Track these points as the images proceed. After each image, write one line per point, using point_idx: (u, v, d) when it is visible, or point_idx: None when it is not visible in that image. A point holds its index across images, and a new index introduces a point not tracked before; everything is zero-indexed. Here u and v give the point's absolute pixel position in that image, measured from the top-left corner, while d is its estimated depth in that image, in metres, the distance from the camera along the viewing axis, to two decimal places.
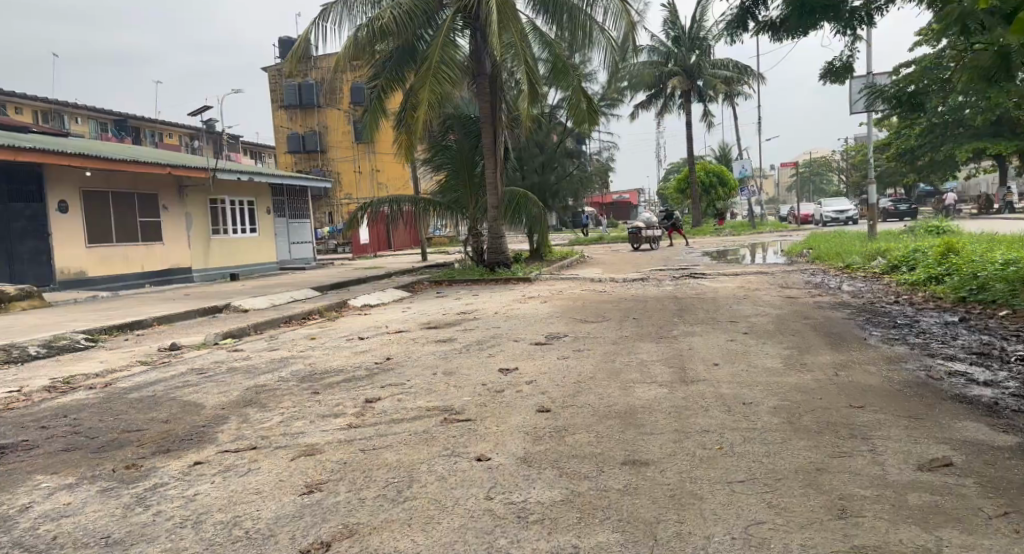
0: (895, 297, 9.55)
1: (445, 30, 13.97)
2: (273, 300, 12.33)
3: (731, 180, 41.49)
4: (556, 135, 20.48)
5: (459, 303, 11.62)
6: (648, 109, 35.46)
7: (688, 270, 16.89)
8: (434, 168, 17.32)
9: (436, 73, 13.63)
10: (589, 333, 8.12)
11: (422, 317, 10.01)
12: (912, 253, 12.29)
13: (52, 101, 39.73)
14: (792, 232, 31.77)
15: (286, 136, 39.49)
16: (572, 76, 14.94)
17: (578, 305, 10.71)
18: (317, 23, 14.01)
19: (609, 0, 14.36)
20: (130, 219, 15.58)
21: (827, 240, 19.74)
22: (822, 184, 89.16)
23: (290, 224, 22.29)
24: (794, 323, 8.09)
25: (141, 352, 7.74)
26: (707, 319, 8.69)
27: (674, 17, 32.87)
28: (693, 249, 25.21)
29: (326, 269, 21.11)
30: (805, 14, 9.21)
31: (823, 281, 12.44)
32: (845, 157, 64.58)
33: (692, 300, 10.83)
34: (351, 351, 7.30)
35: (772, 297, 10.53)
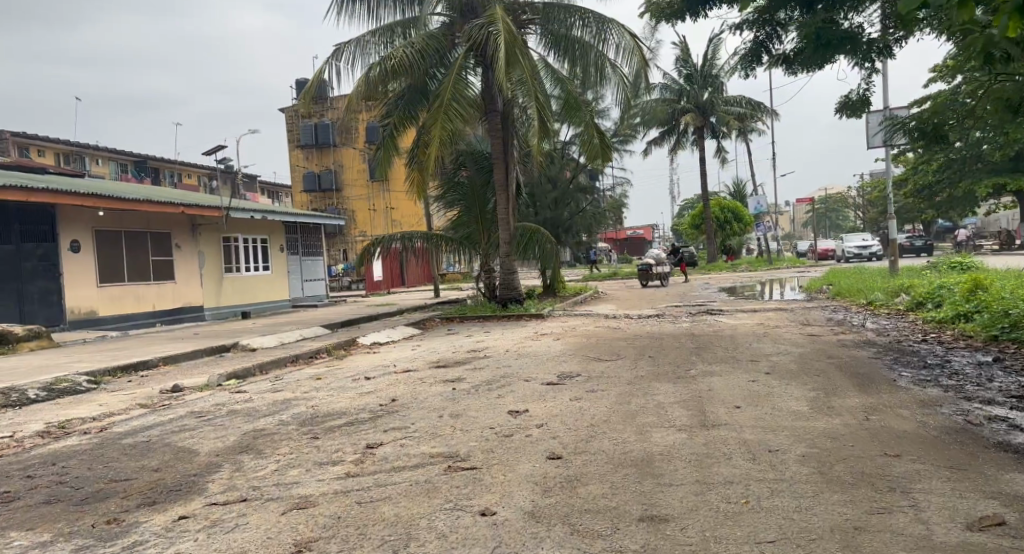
0: (922, 335, 9.19)
1: (457, 68, 13.99)
2: (282, 339, 12.15)
3: (746, 216, 41.24)
4: (569, 171, 20.42)
5: (470, 341, 11.37)
6: (662, 145, 35.48)
7: (705, 306, 16.56)
8: (446, 204, 17.24)
9: (447, 110, 13.62)
10: (603, 372, 7.83)
11: (432, 355, 9.76)
12: (937, 289, 11.93)
13: (74, 143, 40.48)
14: (810, 268, 31.35)
15: (302, 175, 39.86)
16: (584, 112, 14.85)
17: (593, 342, 10.42)
18: (330, 63, 14.09)
19: (621, 37, 14.32)
20: (142, 258, 15.56)
21: (847, 276, 19.35)
22: (837, 220, 88.66)
23: (303, 262, 22.25)
24: (817, 362, 7.76)
25: (143, 394, 7.54)
26: (726, 359, 8.38)
27: (686, 55, 33.08)
28: (709, 286, 24.86)
29: (338, 307, 20.97)
30: (822, 47, 9.04)
31: (845, 318, 12.08)
32: (862, 193, 64.19)
33: (710, 338, 10.51)
34: (356, 392, 7.06)
35: (793, 335, 10.18)
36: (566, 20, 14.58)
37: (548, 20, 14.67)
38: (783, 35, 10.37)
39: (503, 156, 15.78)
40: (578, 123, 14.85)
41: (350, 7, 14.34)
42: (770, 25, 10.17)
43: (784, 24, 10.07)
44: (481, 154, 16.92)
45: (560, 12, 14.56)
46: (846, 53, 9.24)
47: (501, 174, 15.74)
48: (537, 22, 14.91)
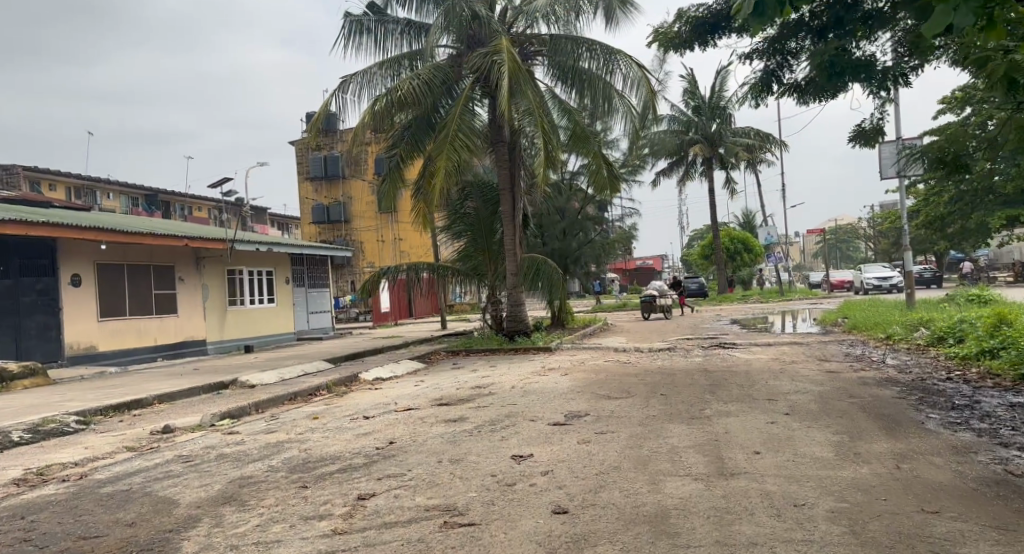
0: (946, 373, 8.79)
1: (463, 99, 13.89)
2: (283, 375, 11.85)
3: (757, 246, 40.90)
4: (577, 201, 20.23)
5: (475, 376, 11.03)
6: (670, 176, 35.34)
7: (717, 339, 16.16)
8: (453, 235, 17.02)
9: (453, 141, 13.46)
10: (612, 412, 7.47)
11: (435, 392, 9.42)
12: (958, 323, 11.53)
13: (86, 177, 40.82)
14: (823, 300, 30.88)
15: (310, 207, 39.91)
16: (592, 143, 14.65)
17: (603, 378, 10.06)
18: (336, 95, 13.98)
19: (630, 68, 14.16)
20: (145, 292, 15.37)
21: (863, 309, 18.91)
22: (849, 250, 88.08)
23: (309, 294, 22.04)
24: (838, 402, 7.37)
25: (132, 435, 7.25)
26: (742, 397, 7.99)
27: (694, 87, 33.11)
28: (721, 318, 24.45)
29: (344, 340, 20.69)
30: (835, 75, 8.76)
31: (863, 353, 11.68)
32: (873, 224, 63.76)
33: (724, 374, 10.13)
34: (353, 433, 6.73)
35: (811, 372, 9.79)
36: (573, 51, 14.46)
37: (555, 50, 14.56)
38: (794, 64, 10.14)
39: (510, 187, 15.60)
40: (586, 153, 14.64)
41: (356, 40, 14.29)
42: (780, 54, 9.95)
43: (795, 52, 9.85)
44: (488, 184, 16.75)
45: (567, 43, 14.46)
46: (859, 81, 8.99)
47: (508, 204, 15.55)
48: (544, 53, 14.81)
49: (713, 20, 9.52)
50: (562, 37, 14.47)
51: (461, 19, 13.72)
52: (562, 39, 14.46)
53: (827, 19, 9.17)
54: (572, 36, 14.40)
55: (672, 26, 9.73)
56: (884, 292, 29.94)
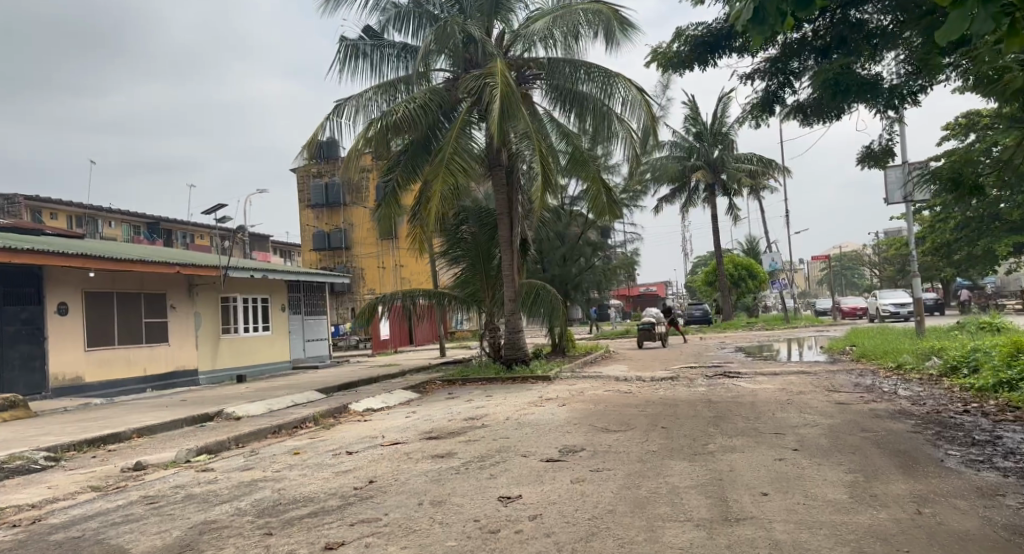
0: (964, 405, 8.36)
1: (460, 123, 13.70)
2: (271, 405, 11.45)
3: (761, 273, 40.50)
4: (577, 226, 19.97)
5: (470, 407, 10.60)
6: (673, 202, 35.12)
7: (722, 368, 15.72)
8: (450, 261, 16.70)
9: (448, 164, 13.27)
10: (610, 446, 7.05)
11: (426, 424, 9.02)
12: (972, 352, 11.08)
13: (87, 206, 40.79)
14: (830, 327, 30.38)
15: (311, 234, 39.75)
16: (591, 166, 14.38)
17: (602, 409, 9.64)
18: (330, 119, 13.76)
19: (629, 90, 13.93)
20: (134, 321, 15.04)
21: (871, 336, 18.46)
22: (854, 278, 87.59)
23: (305, 321, 21.70)
24: (850, 437, 6.95)
25: (101, 473, 6.86)
26: (747, 431, 7.58)
27: (695, 113, 33.03)
28: (726, 345, 23.98)
29: (340, 368, 20.27)
30: (840, 94, 8.45)
31: (873, 383, 11.24)
32: (878, 250, 63.36)
33: (729, 404, 9.71)
34: (333, 471, 6.33)
35: (819, 403, 9.34)
36: (572, 74, 14.29)
37: (553, 74, 14.40)
38: (797, 84, 9.85)
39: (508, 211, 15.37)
40: (585, 177, 14.39)
41: (352, 65, 14.15)
42: (783, 74, 9.66)
43: (798, 73, 9.57)
44: (486, 209, 16.53)
45: (565, 66, 14.29)
46: (865, 101, 8.71)
47: (505, 229, 15.33)
48: (542, 77, 14.65)
49: (714, 39, 9.29)
50: (560, 61, 14.31)
51: (458, 42, 13.61)
52: (560, 63, 14.30)
53: (830, 38, 8.91)
54: (570, 60, 14.25)
55: (670, 46, 9.48)
56: (895, 319, 29.32)
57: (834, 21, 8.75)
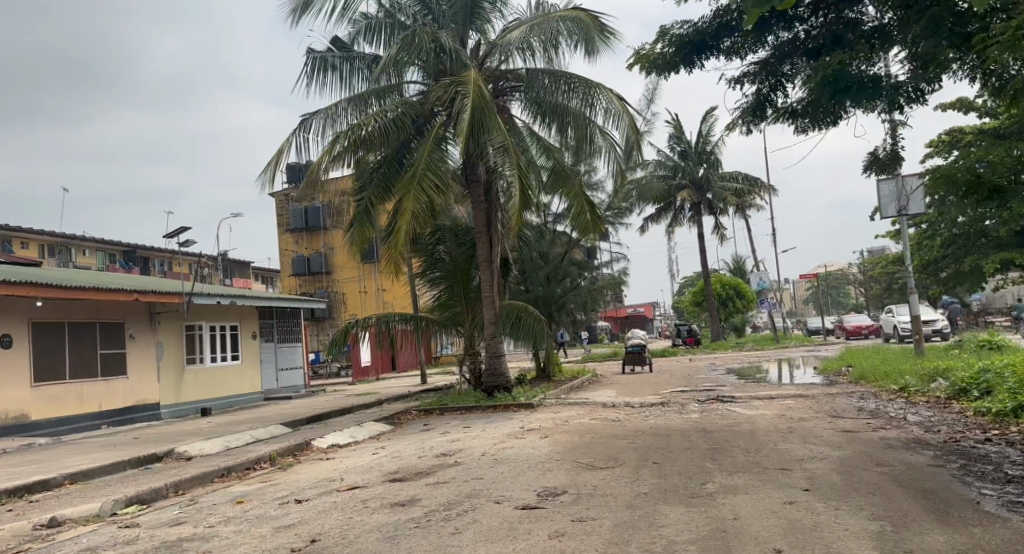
0: (983, 432, 7.63)
1: (432, 137, 13.04)
2: (228, 443, 10.51)
3: (750, 293, 39.95)
4: (561, 246, 19.26)
5: (445, 440, 9.74)
6: (659, 221, 34.58)
7: (715, 391, 14.93)
8: (428, 283, 15.92)
9: (421, 180, 12.58)
10: (597, 487, 6.22)
11: (393, 462, 8.15)
12: (982, 373, 10.37)
13: (60, 235, 39.66)
14: (822, 347, 29.73)
15: (291, 259, 38.85)
16: (573, 181, 13.72)
17: (587, 442, 8.81)
18: (296, 134, 13.00)
19: (610, 102, 13.31)
20: (88, 353, 14.08)
21: (867, 356, 17.79)
22: (840, 297, 87.57)
23: (279, 349, 20.73)
24: (865, 473, 6.18)
25: (8, 531, 5.95)
26: (749, 466, 6.79)
27: (679, 132, 32.59)
28: (717, 367, 23.22)
29: (314, 398, 19.28)
30: (839, 93, 7.76)
31: (877, 407, 10.50)
32: (865, 269, 63.13)
33: (725, 433, 8.94)
34: (275, 525, 5.47)
35: (824, 432, 8.58)
36: (553, 86, 13.67)
37: (532, 85, 13.78)
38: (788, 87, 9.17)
39: (486, 229, 14.68)
40: (567, 193, 13.70)
41: (320, 79, 13.45)
42: (774, 77, 8.87)
43: (789, 76, 8.80)
44: (463, 227, 15.78)
45: (545, 77, 13.67)
46: (864, 103, 8.01)
47: (483, 248, 14.63)
48: (520, 89, 14.03)
49: (699, 39, 8.67)
50: (540, 71, 13.68)
51: (430, 52, 12.96)
52: (540, 74, 13.69)
53: (823, 38, 8.20)
54: (549, 70, 13.63)
55: (653, 47, 8.81)
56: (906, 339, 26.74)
57: (828, 20, 8.08)
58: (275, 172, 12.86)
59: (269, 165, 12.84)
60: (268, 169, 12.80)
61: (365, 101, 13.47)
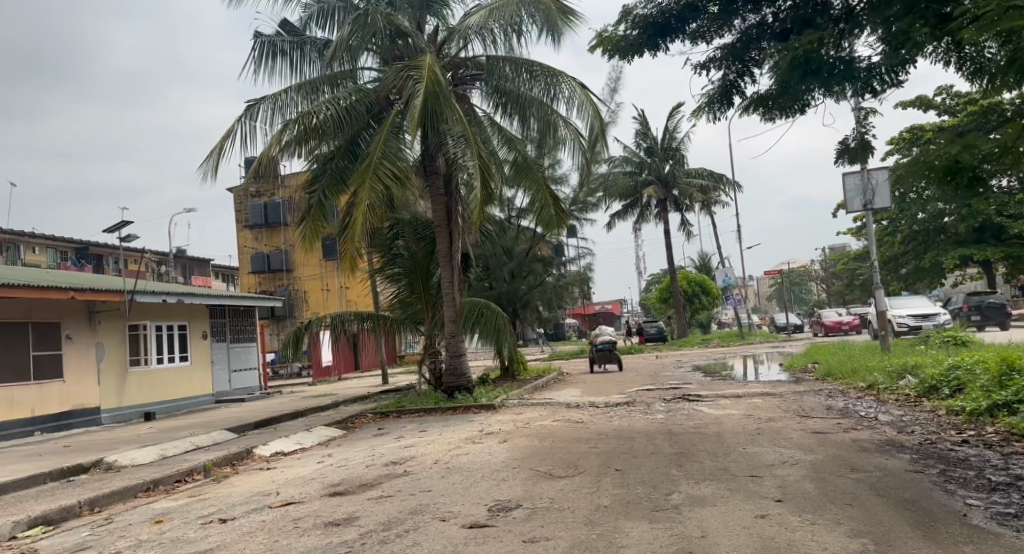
0: (959, 433, 7.32)
1: (388, 125, 12.41)
2: (164, 451, 9.77)
3: (715, 289, 39.99)
4: (525, 242, 18.77)
5: (397, 446, 9.16)
6: (626, 218, 34.30)
7: (680, 390, 14.59)
8: (386, 279, 15.27)
9: (376, 171, 11.94)
10: (554, 499, 5.72)
11: (338, 472, 7.56)
12: (951, 370, 10.12)
13: (7, 231, 37.99)
14: (786, 343, 29.80)
15: (249, 256, 37.78)
16: (537, 174, 13.23)
17: (547, 447, 8.30)
18: (242, 121, 12.28)
19: (575, 91, 12.84)
20: (20, 355, 13.16)
21: (832, 352, 17.65)
22: (801, 293, 88.81)
23: (231, 349, 19.89)
24: (840, 480, 5.79)
25: None
26: (717, 473, 6.36)
27: (645, 128, 32.34)
28: (683, 363, 22.98)
29: (268, 400, 18.50)
30: (810, 76, 7.34)
31: (846, 405, 10.19)
32: (827, 266, 63.85)
33: (691, 436, 8.51)
34: (192, 550, 4.87)
35: (793, 433, 8.21)
36: (514, 74, 13.20)
37: (492, 74, 13.27)
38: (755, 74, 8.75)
39: (446, 224, 14.11)
40: (529, 186, 13.22)
41: (269, 64, 12.75)
42: (741, 62, 8.42)
43: (756, 61, 8.36)
44: (422, 221, 15.20)
45: (506, 65, 13.17)
46: (834, 87, 7.57)
47: (443, 243, 14.09)
48: (480, 77, 13.52)
49: (664, 21, 8.24)
50: (501, 59, 13.17)
51: (384, 34, 12.34)
52: (500, 61, 13.18)
53: (791, 22, 7.77)
54: (510, 58, 13.13)
55: (616, 29, 8.37)
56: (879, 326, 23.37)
57: (796, 3, 7.66)
58: (218, 161, 12.14)
59: (212, 154, 12.12)
60: (212, 158, 12.08)
61: (317, 88, 12.81)
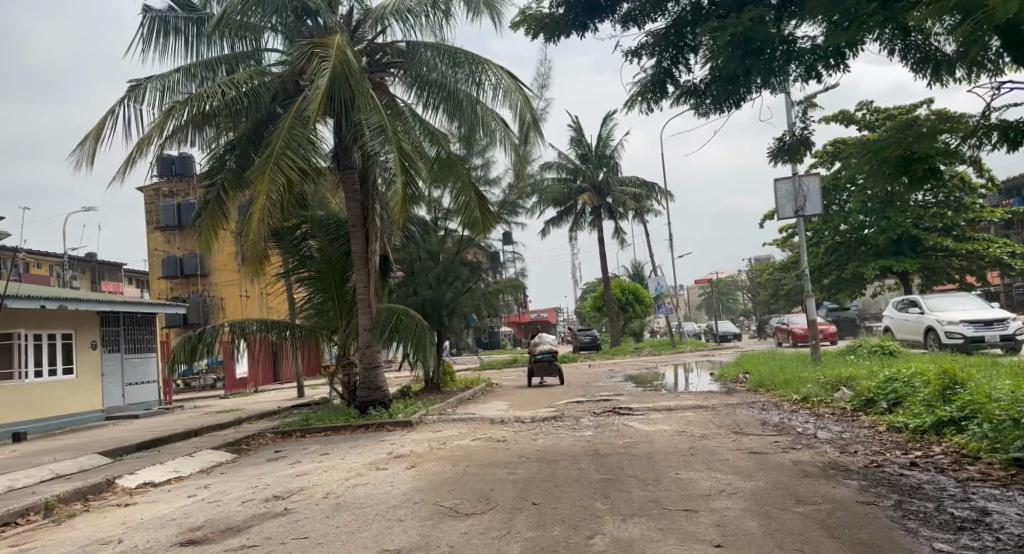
0: (906, 454, 6.72)
1: (294, 111, 11.22)
2: (13, 481, 8.35)
3: (647, 297, 39.88)
4: (451, 246, 17.71)
5: (290, 474, 8.01)
6: (560, 224, 33.73)
7: (611, 402, 13.86)
8: (295, 283, 14.01)
9: (278, 160, 10.75)
10: (452, 547, 4.75)
11: (207, 512, 6.39)
12: (888, 382, 9.63)
13: None
14: (715, 352, 29.79)
15: (161, 260, 35.51)
16: (461, 170, 12.29)
17: (458, 473, 7.31)
18: (125, 102, 10.91)
19: (501, 79, 11.96)
20: None
21: (763, 362, 17.29)
22: (728, 304, 90.68)
23: (126, 361, 18.11)
24: (786, 515, 5.03)
25: None
26: (647, 506, 5.52)
27: (579, 134, 31.87)
28: (614, 373, 22.37)
29: (166, 417, 16.91)
30: (749, 57, 6.59)
31: (781, 420, 9.57)
32: (753, 277, 65.27)
33: (619, 458, 7.70)
34: None
35: (728, 454, 7.47)
36: (435, 61, 12.21)
37: (413, 60, 12.26)
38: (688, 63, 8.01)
39: (362, 223, 12.98)
40: (453, 183, 12.24)
41: (160, 43, 11.41)
42: (675, 48, 7.61)
43: (691, 47, 7.57)
44: (336, 221, 13.99)
45: (427, 51, 12.19)
46: (773, 71, 6.82)
47: (358, 245, 12.89)
48: (399, 65, 12.48)
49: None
50: (422, 44, 12.20)
51: (290, 11, 11.24)
52: (421, 47, 12.21)
53: (729, 5, 6.97)
54: (433, 44, 12.17)
55: (541, 5, 7.53)
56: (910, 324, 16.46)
57: None
58: (96, 147, 10.76)
59: (88, 139, 10.71)
60: (87, 143, 10.68)
61: (212, 70, 11.58)
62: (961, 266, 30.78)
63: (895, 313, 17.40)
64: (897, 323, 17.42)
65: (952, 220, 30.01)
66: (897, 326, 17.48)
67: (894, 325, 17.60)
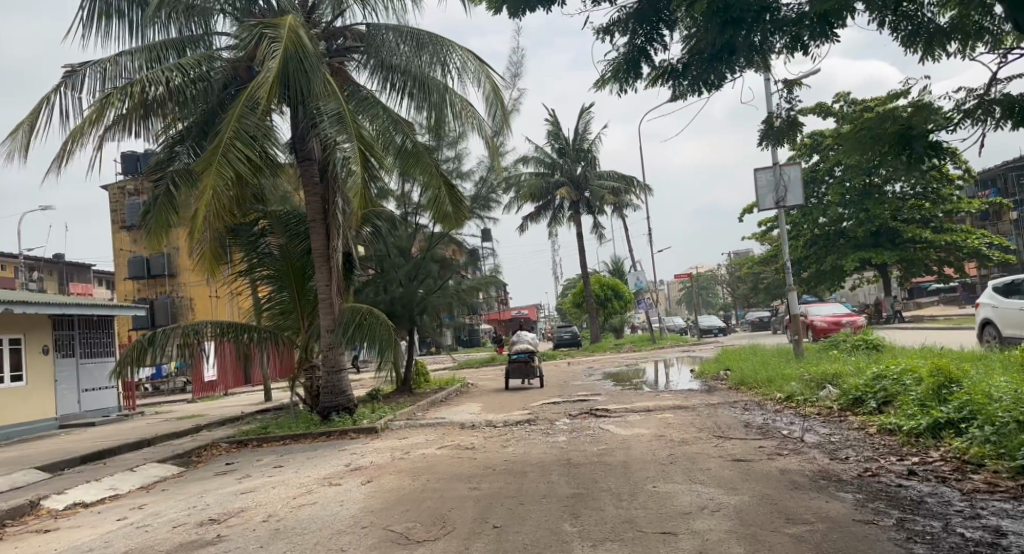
0: (901, 461, 6.18)
1: (245, 97, 10.51)
2: None
3: (627, 293, 39.40)
4: (422, 241, 17.04)
5: (235, 491, 7.32)
6: (538, 220, 33.14)
7: (587, 403, 13.29)
8: (254, 282, 13.28)
9: (228, 149, 10.02)
10: None
11: (130, 541, 5.69)
12: (877, 379, 9.14)
13: None
14: (695, 347, 29.33)
15: (128, 260, 34.39)
16: (427, 159, 11.64)
17: (417, 489, 6.65)
18: (61, 90, 10.12)
19: (467, 62, 11.35)
20: None
21: (744, 358, 16.81)
22: (709, 298, 90.46)
23: (81, 366, 17.21)
24: (776, 539, 4.43)
25: None
26: (620, 528, 4.91)
27: (556, 128, 31.28)
28: (593, 371, 21.81)
29: (123, 425, 16.07)
30: (730, 25, 5.98)
31: (766, 422, 9.04)
32: (733, 272, 65.19)
33: (593, 467, 7.12)
34: None
35: (710, 462, 6.89)
36: (396, 44, 11.59)
37: (374, 44, 11.62)
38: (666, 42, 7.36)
39: (323, 218, 12.30)
40: (420, 173, 11.55)
41: (102, 28, 10.60)
42: (650, 24, 6.99)
43: (668, 22, 6.97)
44: (296, 215, 13.31)
45: (389, 33, 11.57)
46: (755, 44, 6.22)
47: (318, 242, 12.20)
48: (360, 49, 11.82)
49: None
50: (383, 27, 11.59)
51: None
52: (383, 29, 11.60)
53: None
54: (395, 26, 11.56)
55: None
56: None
57: None
58: (29, 138, 9.96)
59: (20, 129, 9.92)
60: (19, 133, 9.88)
61: (157, 55, 10.82)
62: (939, 257, 30.63)
63: (999, 302, 12.41)
64: (1002, 313, 12.41)
65: (931, 211, 30.10)
66: (1003, 318, 12.49)
67: (995, 316, 12.61)
